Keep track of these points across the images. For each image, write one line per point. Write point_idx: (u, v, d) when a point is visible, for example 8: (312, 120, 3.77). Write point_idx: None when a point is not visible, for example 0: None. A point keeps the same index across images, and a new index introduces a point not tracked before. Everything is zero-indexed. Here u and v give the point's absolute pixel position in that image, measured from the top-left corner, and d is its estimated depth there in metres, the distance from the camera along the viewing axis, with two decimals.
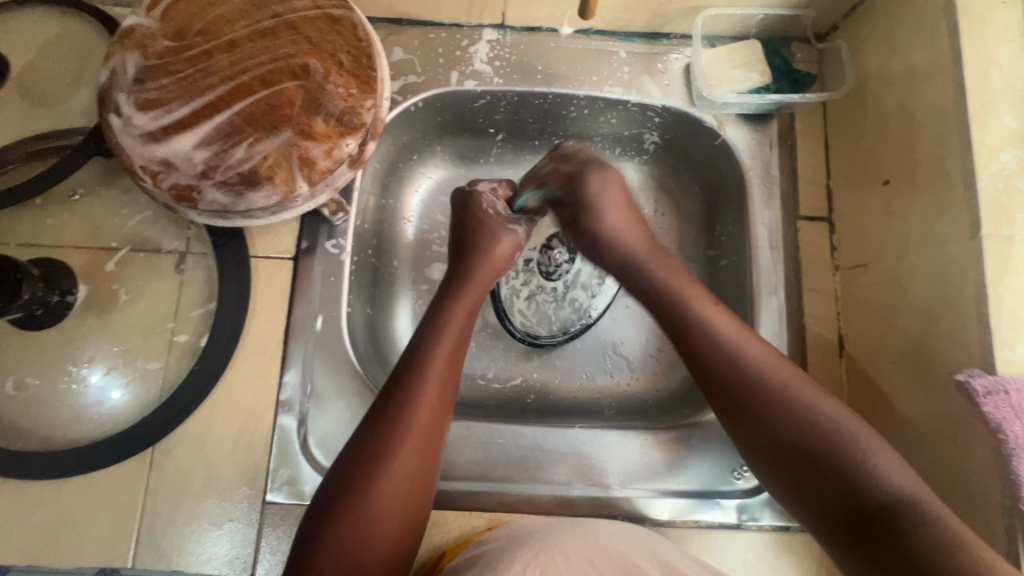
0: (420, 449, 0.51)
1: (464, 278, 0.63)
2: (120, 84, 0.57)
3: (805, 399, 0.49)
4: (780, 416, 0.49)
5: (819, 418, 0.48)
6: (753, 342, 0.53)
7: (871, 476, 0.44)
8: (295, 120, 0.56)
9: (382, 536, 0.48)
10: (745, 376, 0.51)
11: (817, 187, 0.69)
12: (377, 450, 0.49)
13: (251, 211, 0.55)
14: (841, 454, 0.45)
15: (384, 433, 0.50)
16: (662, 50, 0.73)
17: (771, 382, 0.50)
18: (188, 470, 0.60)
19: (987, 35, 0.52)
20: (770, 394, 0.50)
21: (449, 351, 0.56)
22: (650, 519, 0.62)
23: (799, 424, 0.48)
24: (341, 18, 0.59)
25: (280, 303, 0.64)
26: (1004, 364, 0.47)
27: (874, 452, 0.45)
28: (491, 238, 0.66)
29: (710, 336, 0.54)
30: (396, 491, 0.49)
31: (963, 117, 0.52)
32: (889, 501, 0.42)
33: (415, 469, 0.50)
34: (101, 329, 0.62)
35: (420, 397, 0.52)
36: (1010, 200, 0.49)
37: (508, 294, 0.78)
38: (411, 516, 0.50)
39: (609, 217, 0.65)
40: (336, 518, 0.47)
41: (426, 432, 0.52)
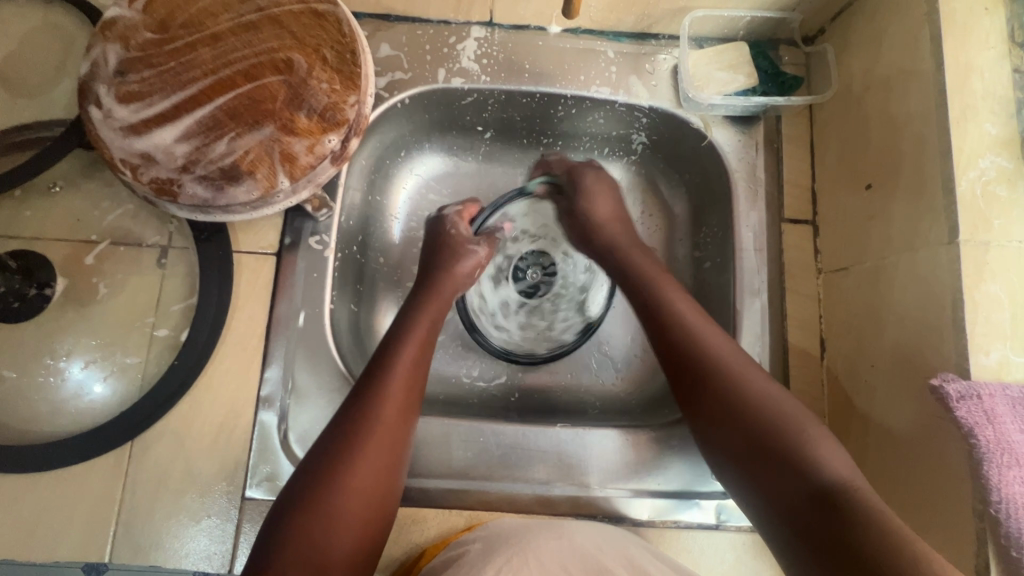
0: (383, 448, 0.51)
1: (427, 291, 0.64)
2: (100, 76, 0.56)
3: (760, 402, 0.49)
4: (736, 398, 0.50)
5: (771, 411, 0.48)
6: (712, 327, 0.56)
7: (817, 466, 0.44)
8: (278, 115, 0.55)
9: (345, 534, 0.47)
10: (704, 362, 0.53)
11: (802, 190, 0.70)
12: (342, 448, 0.50)
13: (231, 206, 0.55)
14: (792, 434, 0.47)
15: (349, 429, 0.51)
16: (650, 51, 0.73)
17: (731, 367, 0.52)
18: (167, 465, 0.60)
19: (969, 41, 0.53)
20: (726, 377, 0.51)
21: (417, 353, 0.57)
22: (628, 518, 0.62)
23: (752, 406, 0.49)
24: (327, 13, 0.59)
25: (263, 298, 0.64)
26: (977, 369, 0.47)
27: (823, 453, 0.45)
28: (454, 258, 0.67)
29: (676, 321, 0.56)
30: (359, 488, 0.49)
31: (944, 123, 0.52)
32: (830, 486, 0.43)
33: (380, 465, 0.50)
34: (80, 323, 0.62)
35: (384, 398, 0.53)
36: (987, 206, 0.50)
37: (485, 312, 0.78)
38: (375, 514, 0.50)
39: (597, 206, 0.71)
40: (299, 514, 0.47)
41: (388, 434, 0.52)
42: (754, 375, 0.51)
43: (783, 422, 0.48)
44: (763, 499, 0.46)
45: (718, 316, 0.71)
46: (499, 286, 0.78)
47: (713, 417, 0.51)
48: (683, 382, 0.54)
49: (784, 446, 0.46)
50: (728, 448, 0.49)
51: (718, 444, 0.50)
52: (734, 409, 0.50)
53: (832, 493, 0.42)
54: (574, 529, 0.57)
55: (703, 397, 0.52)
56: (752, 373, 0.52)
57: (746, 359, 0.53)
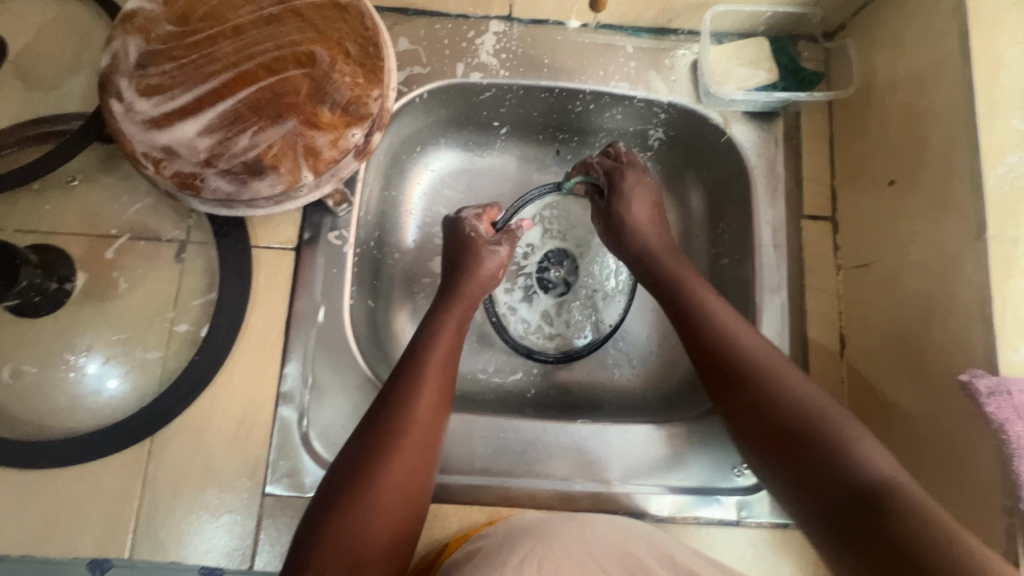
0: (418, 446, 0.51)
1: (452, 292, 0.63)
2: (121, 69, 0.56)
3: (800, 397, 0.49)
4: (773, 397, 0.50)
5: (806, 403, 0.49)
6: (748, 329, 0.55)
7: (857, 460, 0.44)
8: (300, 109, 0.55)
9: (380, 530, 0.47)
10: (737, 362, 0.53)
11: (822, 187, 0.69)
12: (376, 444, 0.50)
13: (255, 201, 0.55)
14: (825, 436, 0.46)
15: (381, 426, 0.51)
16: (669, 46, 0.72)
17: (765, 366, 0.52)
18: (188, 461, 0.59)
19: (997, 36, 0.52)
20: (760, 375, 0.51)
21: (447, 352, 0.58)
22: (649, 514, 0.62)
23: (789, 404, 0.49)
24: (348, 6, 0.58)
25: (282, 294, 0.64)
26: (1007, 365, 0.47)
27: (861, 446, 0.45)
28: (476, 260, 0.66)
29: (707, 323, 0.56)
30: (394, 484, 0.49)
31: (972, 119, 0.52)
32: (869, 484, 0.43)
33: (414, 463, 0.50)
34: (99, 318, 0.61)
35: (416, 396, 0.53)
36: (1016, 202, 0.49)
37: (509, 307, 0.78)
38: (409, 509, 0.50)
39: (637, 209, 0.67)
40: (335, 511, 0.47)
41: (422, 433, 0.52)
42: (787, 375, 0.51)
43: (822, 417, 0.47)
44: (801, 493, 0.47)
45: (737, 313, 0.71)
46: (522, 281, 0.79)
47: (750, 417, 0.51)
48: (718, 379, 0.54)
49: (821, 445, 0.46)
50: (767, 442, 0.49)
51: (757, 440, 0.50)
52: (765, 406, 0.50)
53: (868, 494, 0.42)
54: (598, 524, 0.57)
55: (739, 395, 0.52)
56: (785, 373, 0.51)
57: (779, 357, 0.53)
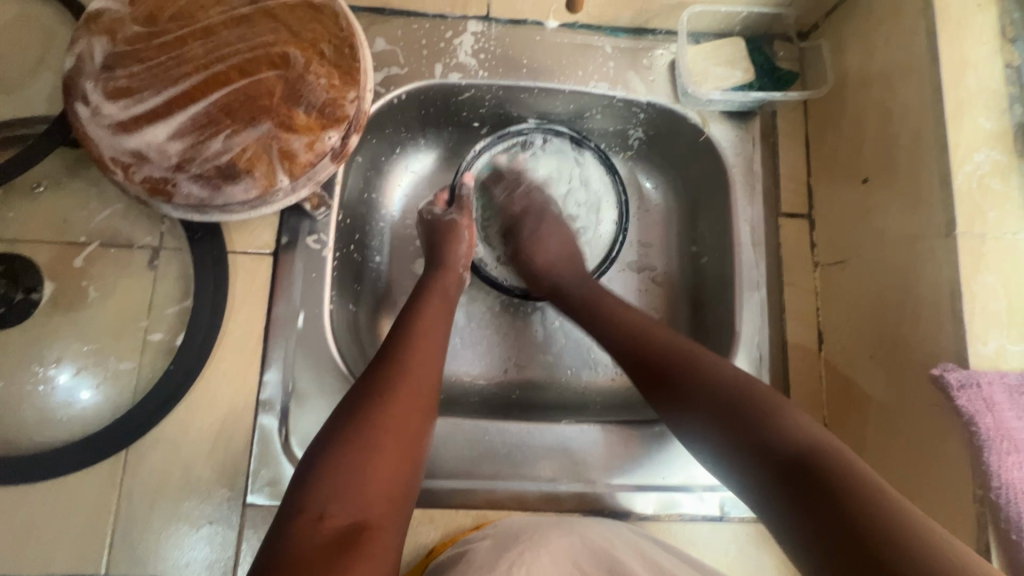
0: (412, 400, 0.53)
1: (440, 265, 0.67)
2: (86, 71, 0.54)
3: (714, 375, 0.53)
4: (695, 379, 0.53)
5: (725, 380, 0.52)
6: (661, 329, 0.60)
7: (780, 428, 0.46)
8: (275, 111, 0.54)
9: (383, 469, 0.49)
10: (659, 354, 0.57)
11: (798, 185, 0.71)
12: (371, 397, 0.52)
13: (229, 206, 0.54)
14: (749, 410, 0.49)
15: (382, 373, 0.54)
16: (647, 46, 0.73)
17: (683, 354, 0.56)
18: (165, 472, 0.58)
19: (964, 37, 0.54)
20: (682, 362, 0.55)
21: (437, 311, 0.62)
22: (634, 513, 0.63)
23: (711, 386, 0.52)
24: (323, 7, 0.57)
25: (261, 300, 0.63)
26: (976, 358, 0.49)
27: (783, 418, 0.47)
28: (444, 233, 0.70)
29: (630, 327, 0.61)
30: (398, 424, 0.51)
31: (940, 118, 0.53)
32: (796, 451, 0.44)
33: (409, 416, 0.52)
34: (69, 328, 0.59)
35: (408, 355, 0.56)
36: (983, 199, 0.51)
37: (502, 271, 0.78)
38: (404, 463, 0.50)
39: (543, 251, 0.72)
40: (340, 450, 0.48)
41: (415, 389, 0.54)
42: (700, 355, 0.55)
43: (747, 389, 0.50)
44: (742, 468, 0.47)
45: (718, 310, 0.71)
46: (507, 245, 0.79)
47: (681, 399, 0.53)
48: (645, 374, 0.57)
49: (751, 416, 0.48)
50: (699, 425, 0.51)
51: (695, 425, 0.52)
52: (688, 387, 0.53)
53: (800, 461, 0.44)
54: (581, 525, 0.57)
55: (666, 383, 0.55)
56: (699, 354, 0.56)
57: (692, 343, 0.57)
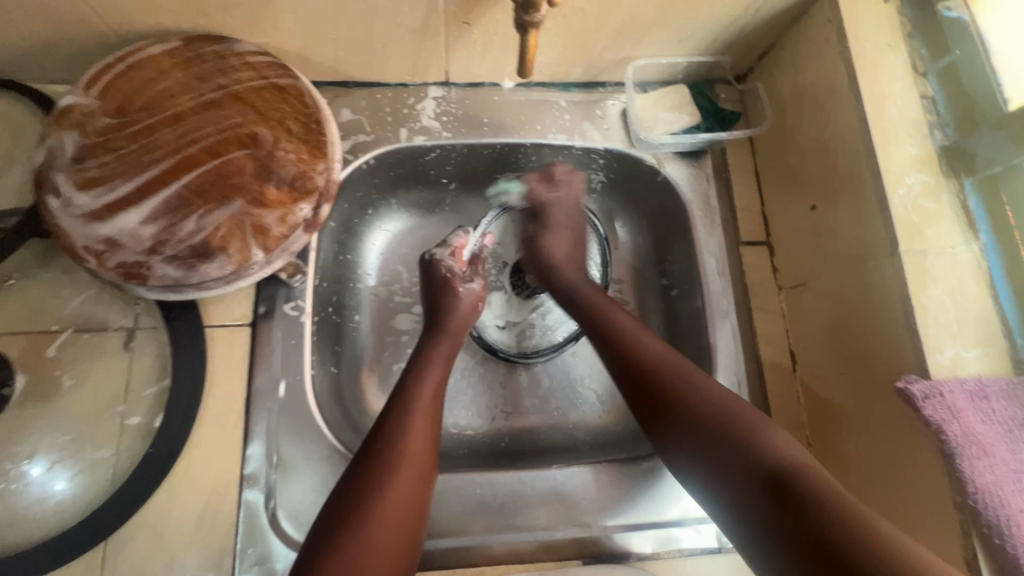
0: (417, 467, 0.54)
1: (446, 332, 0.68)
2: (58, 165, 0.56)
3: (709, 391, 0.54)
4: (744, 448, 0.49)
5: (713, 390, 0.54)
6: (662, 347, 0.60)
7: (767, 445, 0.49)
8: (246, 189, 0.56)
9: (386, 542, 0.49)
10: (712, 414, 0.52)
11: (754, 214, 0.74)
12: (376, 467, 0.52)
13: (204, 283, 0.54)
14: (744, 425, 0.51)
15: (387, 443, 0.54)
16: (599, 97, 0.77)
17: (738, 420, 0.51)
18: (147, 562, 0.56)
19: (880, 74, 0.59)
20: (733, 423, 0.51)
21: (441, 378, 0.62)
22: (634, 554, 0.62)
23: (698, 399, 0.54)
24: (288, 87, 0.60)
25: (240, 372, 0.63)
26: (936, 368, 0.51)
27: (770, 434, 0.50)
28: (453, 299, 0.71)
29: (641, 351, 0.59)
30: (401, 494, 0.51)
31: (872, 147, 0.57)
32: (781, 468, 0.47)
33: (415, 484, 0.53)
34: (41, 422, 0.58)
35: (412, 420, 0.56)
36: (918, 217, 0.55)
37: (495, 323, 0.81)
38: (410, 530, 0.51)
39: (552, 245, 0.75)
40: (346, 529, 0.48)
41: (420, 456, 0.55)
42: (696, 372, 0.57)
43: (735, 408, 0.52)
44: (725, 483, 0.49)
45: (693, 340, 0.74)
46: (502, 296, 0.82)
47: (660, 404, 0.56)
48: (647, 406, 0.57)
49: (738, 435, 0.50)
50: (684, 436, 0.53)
51: (693, 464, 0.52)
52: (684, 400, 0.54)
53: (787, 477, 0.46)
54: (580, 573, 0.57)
55: (660, 406, 0.55)
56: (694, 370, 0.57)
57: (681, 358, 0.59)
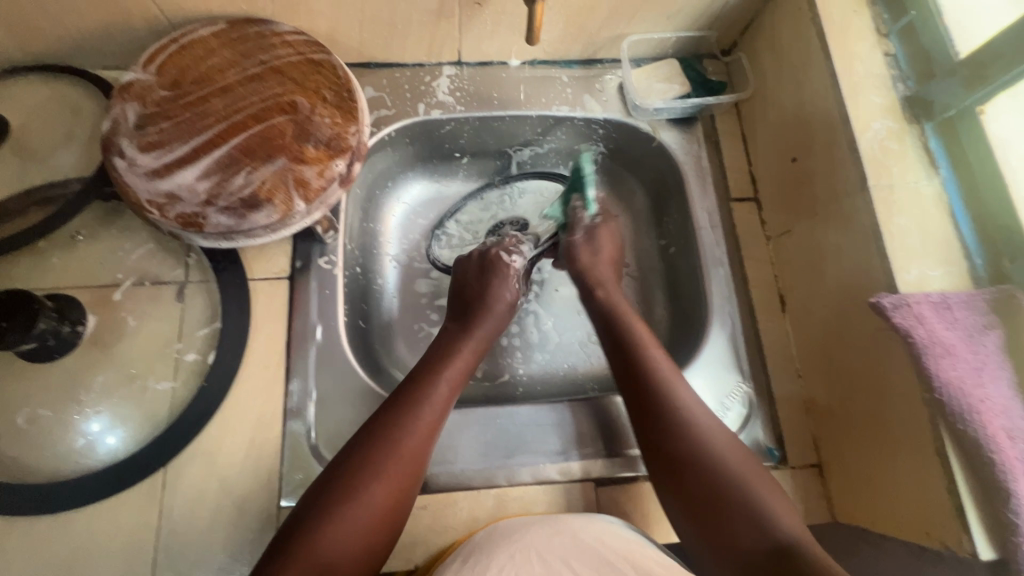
0: (418, 449, 0.56)
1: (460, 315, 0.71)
2: (121, 131, 0.63)
3: (721, 450, 0.57)
4: (753, 517, 0.52)
5: (721, 443, 0.57)
6: (682, 382, 0.63)
7: (772, 519, 0.52)
8: (288, 148, 0.63)
9: (376, 512, 0.51)
10: (718, 478, 0.55)
11: (743, 173, 0.82)
12: (380, 440, 0.55)
13: (253, 231, 0.61)
14: (748, 491, 0.54)
15: (396, 420, 0.56)
16: (598, 73, 0.85)
17: (745, 483, 0.54)
18: (203, 483, 0.62)
19: (848, 36, 0.66)
20: (736, 492, 0.54)
21: (458, 376, 0.63)
22: (643, 475, 0.68)
23: (706, 448, 0.57)
24: (322, 61, 0.68)
25: (281, 318, 0.69)
26: (904, 285, 0.57)
27: (771, 503, 0.53)
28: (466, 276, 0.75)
29: (652, 381, 0.62)
30: (397, 470, 0.54)
31: (841, 99, 0.64)
32: (788, 541, 0.50)
33: (412, 462, 0.55)
34: (106, 361, 0.64)
35: (426, 402, 0.59)
36: (885, 157, 0.62)
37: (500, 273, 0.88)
38: (401, 502, 0.54)
39: (601, 249, 0.77)
40: (339, 492, 0.51)
41: (424, 436, 0.57)
42: (703, 413, 0.60)
43: (740, 472, 0.55)
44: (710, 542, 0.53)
45: (691, 290, 0.80)
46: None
47: (670, 443, 0.58)
48: (652, 437, 0.60)
49: (740, 500, 0.53)
50: (682, 486, 0.56)
51: (684, 510, 0.56)
52: (696, 450, 0.57)
53: (788, 549, 0.49)
54: (567, 525, 0.57)
55: (665, 439, 0.58)
56: (702, 412, 0.60)
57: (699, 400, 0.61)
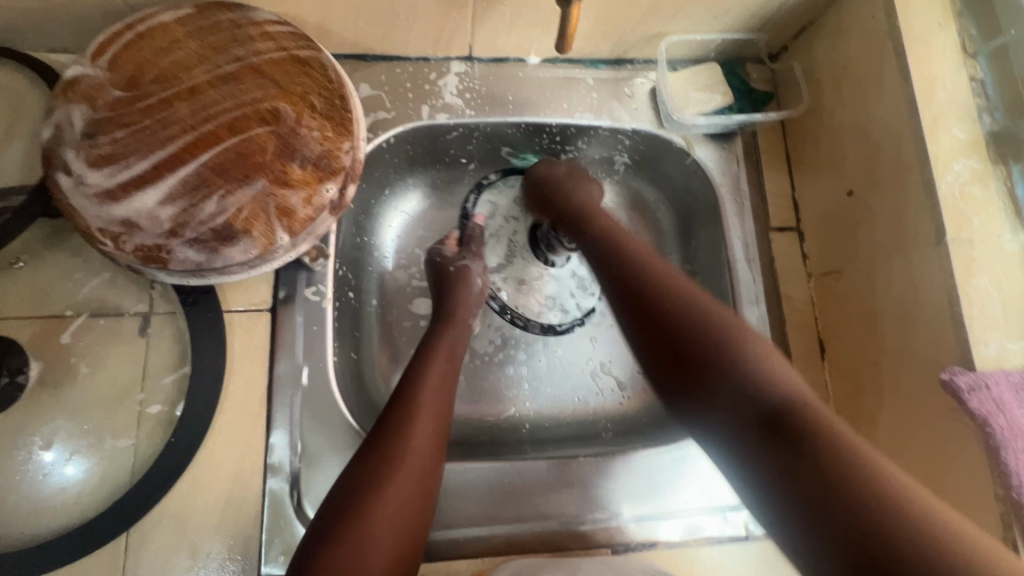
0: (421, 458, 0.52)
1: (446, 319, 0.66)
2: (66, 141, 0.52)
3: (753, 363, 0.48)
4: (798, 430, 0.42)
5: (752, 355, 0.49)
6: (722, 309, 0.54)
7: (822, 425, 0.42)
8: (269, 168, 0.53)
9: (388, 533, 0.47)
10: (759, 390, 0.46)
11: (785, 200, 0.73)
12: (382, 455, 0.51)
13: (228, 267, 0.52)
14: (787, 403, 0.44)
15: (393, 429, 0.53)
16: (627, 75, 0.74)
17: (785, 399, 0.45)
18: (170, 553, 0.54)
19: (930, 55, 0.57)
20: (775, 406, 0.44)
21: (445, 376, 0.60)
22: (662, 543, 0.61)
23: (736, 365, 0.48)
24: (310, 59, 0.57)
25: (261, 360, 0.60)
26: (981, 360, 0.50)
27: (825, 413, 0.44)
28: (459, 286, 0.69)
29: (670, 302, 0.55)
30: (403, 483, 0.50)
31: (919, 133, 0.56)
32: (840, 456, 0.40)
33: (420, 472, 0.51)
34: (58, 410, 0.56)
35: (419, 406, 0.55)
36: (967, 206, 0.53)
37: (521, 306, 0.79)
38: (414, 518, 0.50)
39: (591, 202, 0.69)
40: (345, 518, 0.47)
41: (427, 443, 0.53)
42: (736, 328, 0.51)
43: (781, 385, 0.46)
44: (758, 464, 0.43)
45: None
46: (541, 274, 0.80)
47: (711, 370, 0.49)
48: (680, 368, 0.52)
49: (790, 418, 0.43)
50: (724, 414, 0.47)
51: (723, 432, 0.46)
52: (718, 362, 0.49)
53: (837, 465, 0.40)
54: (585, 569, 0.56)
55: (695, 372, 0.50)
56: (732, 327, 0.51)
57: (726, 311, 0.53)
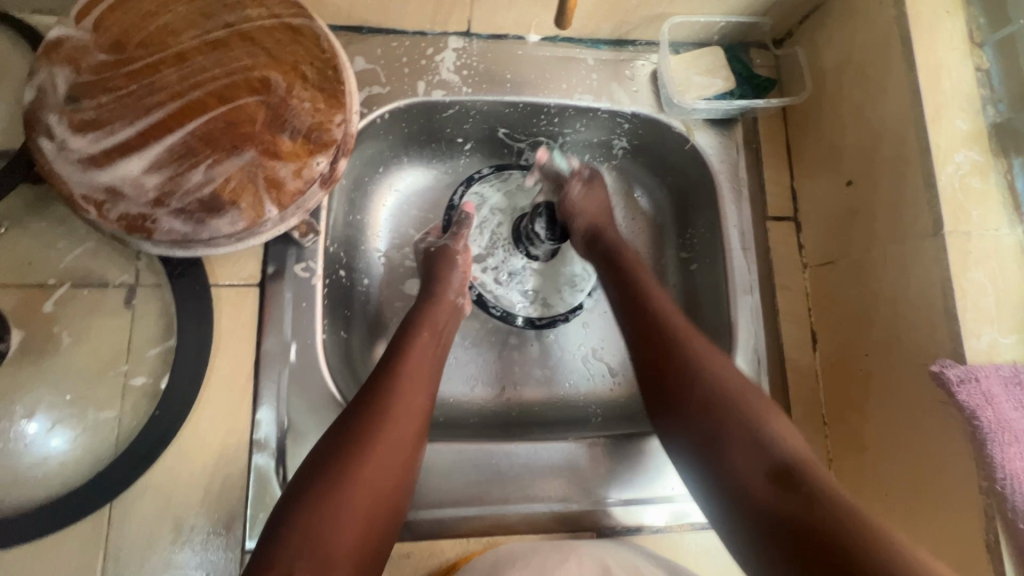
0: (399, 433, 0.51)
1: (427, 295, 0.65)
2: (49, 104, 0.51)
3: (720, 373, 0.54)
4: (752, 431, 0.50)
5: (726, 375, 0.53)
6: (700, 334, 0.58)
7: (769, 432, 0.49)
8: (258, 139, 0.52)
9: (359, 507, 0.46)
10: (721, 397, 0.52)
11: (783, 189, 0.72)
12: (358, 429, 0.50)
13: (215, 239, 0.51)
14: (746, 411, 0.51)
15: (372, 405, 0.52)
16: (628, 57, 0.73)
17: (743, 407, 0.51)
18: (153, 525, 0.54)
19: (936, 43, 0.56)
20: (738, 414, 0.51)
21: (430, 353, 0.59)
22: (646, 527, 0.62)
23: (713, 375, 0.53)
24: (302, 28, 0.55)
25: (248, 335, 0.60)
26: (972, 353, 0.50)
27: (774, 421, 0.50)
28: (444, 263, 0.68)
29: (661, 321, 0.59)
30: (380, 457, 0.49)
31: (921, 122, 0.55)
32: (788, 463, 0.47)
33: (397, 447, 0.50)
34: (39, 380, 0.55)
35: (399, 382, 0.54)
36: (965, 198, 0.53)
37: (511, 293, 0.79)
38: (388, 495, 0.49)
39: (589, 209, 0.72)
40: (317, 492, 0.46)
41: (407, 419, 0.52)
42: (710, 353, 0.56)
43: (745, 393, 0.52)
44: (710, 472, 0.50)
45: (712, 316, 0.72)
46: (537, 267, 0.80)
47: (679, 386, 0.54)
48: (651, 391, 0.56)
49: (739, 422, 0.50)
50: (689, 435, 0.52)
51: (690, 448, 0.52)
52: (694, 378, 0.54)
53: (790, 470, 0.46)
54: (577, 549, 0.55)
55: (671, 389, 0.54)
56: (709, 352, 0.56)
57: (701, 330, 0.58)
